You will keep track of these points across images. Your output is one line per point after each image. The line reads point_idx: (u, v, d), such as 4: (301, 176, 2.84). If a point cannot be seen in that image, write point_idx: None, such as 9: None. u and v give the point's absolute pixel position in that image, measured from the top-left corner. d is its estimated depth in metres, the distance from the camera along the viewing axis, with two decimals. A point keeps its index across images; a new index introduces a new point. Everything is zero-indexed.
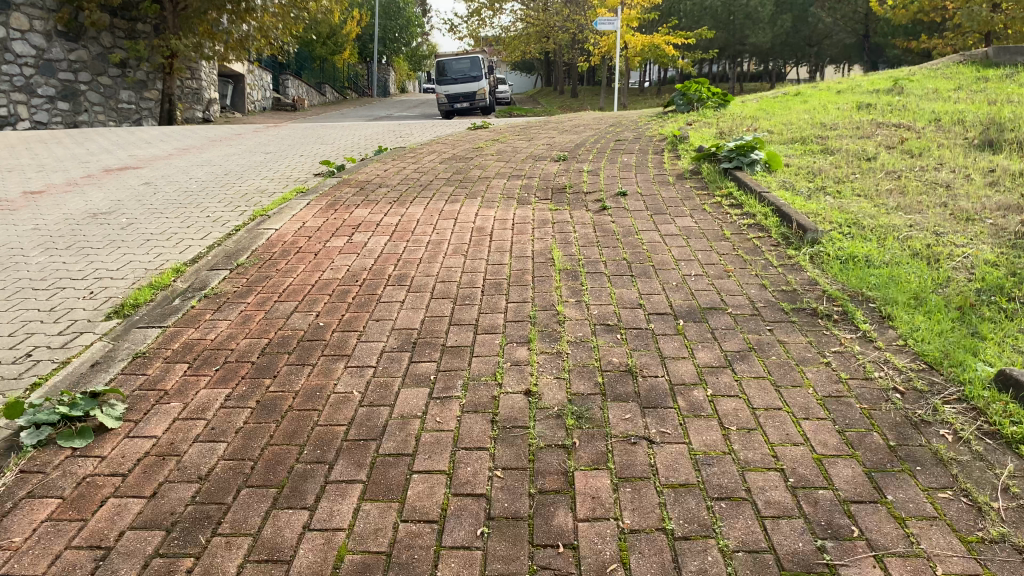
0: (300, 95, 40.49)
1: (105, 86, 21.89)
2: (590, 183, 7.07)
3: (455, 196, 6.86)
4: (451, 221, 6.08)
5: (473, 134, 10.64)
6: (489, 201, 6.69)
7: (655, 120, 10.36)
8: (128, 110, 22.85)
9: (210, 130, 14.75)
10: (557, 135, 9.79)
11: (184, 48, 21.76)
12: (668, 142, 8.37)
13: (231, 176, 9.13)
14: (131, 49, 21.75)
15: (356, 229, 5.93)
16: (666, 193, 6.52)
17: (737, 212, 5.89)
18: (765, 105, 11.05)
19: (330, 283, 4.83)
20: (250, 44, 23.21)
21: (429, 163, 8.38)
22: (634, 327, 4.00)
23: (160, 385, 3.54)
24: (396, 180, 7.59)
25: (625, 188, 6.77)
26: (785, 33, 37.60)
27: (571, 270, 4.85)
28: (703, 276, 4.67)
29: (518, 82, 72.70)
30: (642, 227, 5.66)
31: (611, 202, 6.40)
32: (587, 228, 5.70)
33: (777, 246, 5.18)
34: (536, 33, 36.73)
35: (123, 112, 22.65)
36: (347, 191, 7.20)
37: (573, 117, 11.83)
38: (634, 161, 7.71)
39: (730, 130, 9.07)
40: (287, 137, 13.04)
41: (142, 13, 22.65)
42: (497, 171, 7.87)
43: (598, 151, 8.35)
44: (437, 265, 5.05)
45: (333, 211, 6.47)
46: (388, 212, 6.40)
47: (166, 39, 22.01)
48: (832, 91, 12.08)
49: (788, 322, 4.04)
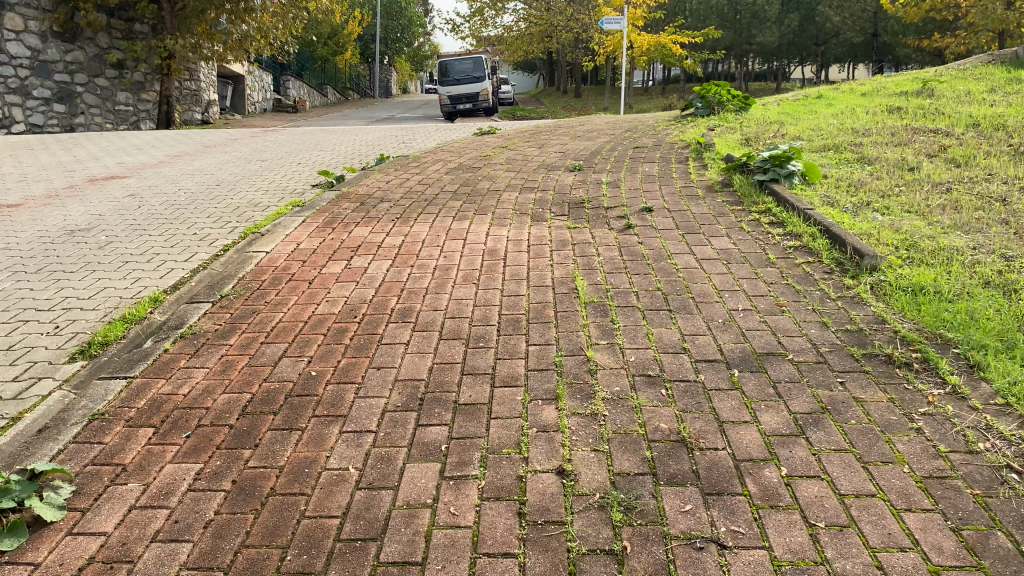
0: (301, 96, 39.97)
1: (102, 87, 21.33)
2: (610, 196, 6.47)
3: (463, 212, 6.26)
4: (460, 241, 5.48)
5: (481, 140, 10.02)
6: (501, 217, 6.09)
7: (674, 125, 9.74)
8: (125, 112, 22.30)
9: (205, 134, 14.15)
10: (570, 142, 9.18)
11: (181, 48, 21.20)
12: (692, 150, 7.76)
13: (223, 187, 8.51)
14: (128, 50, 21.20)
15: (355, 252, 5.33)
16: (696, 209, 5.92)
17: (780, 232, 5.28)
18: (788, 108, 10.44)
19: (324, 318, 4.22)
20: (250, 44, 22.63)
21: (434, 174, 7.78)
22: (681, 379, 3.40)
23: (118, 459, 2.94)
24: (399, 194, 6.99)
25: (651, 203, 6.15)
26: (793, 32, 36.94)
27: (600, 303, 4.24)
28: (752, 312, 4.07)
29: (521, 82, 72.12)
30: (674, 249, 5.06)
31: (636, 219, 5.79)
32: (612, 251, 5.10)
33: (831, 274, 4.57)
34: (540, 32, 36.14)
35: (120, 114, 22.11)
36: (346, 207, 6.59)
37: (585, 122, 11.20)
38: (656, 172, 7.11)
39: (756, 137, 8.46)
40: (285, 143, 12.43)
41: (140, 14, 22.10)
42: (507, 183, 7.27)
43: (616, 160, 7.74)
44: (446, 296, 4.43)
45: (330, 230, 5.87)
46: (390, 231, 5.78)
47: (163, 39, 21.46)
48: (857, 93, 11.46)
49: (861, 373, 3.44)
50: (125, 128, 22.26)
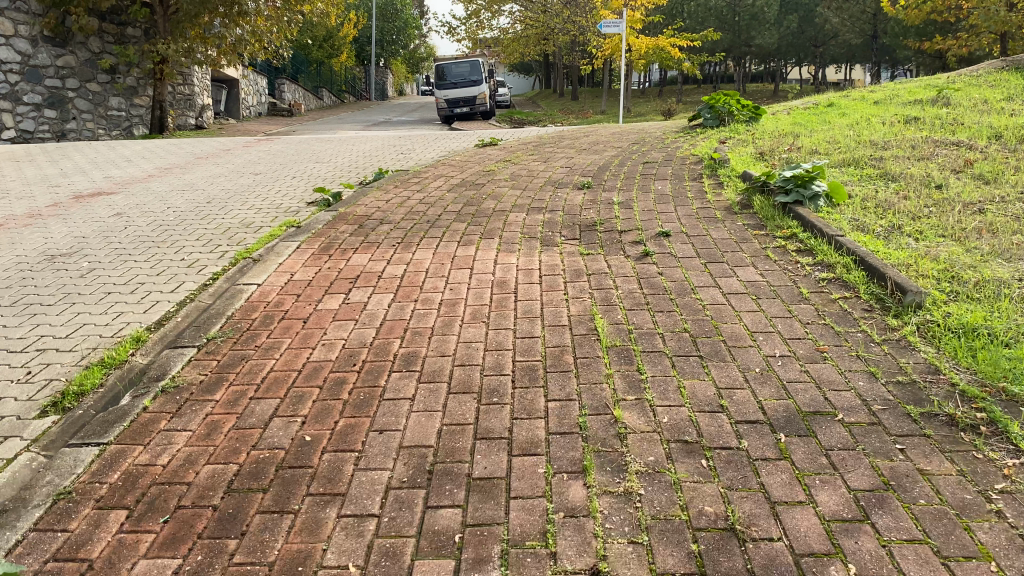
0: (296, 99, 39.57)
1: (94, 92, 20.94)
2: (624, 218, 6.10)
3: (468, 236, 5.89)
4: (466, 271, 5.10)
5: (483, 153, 9.63)
6: (508, 243, 5.71)
7: (683, 137, 9.37)
8: (119, 117, 21.86)
9: (197, 143, 13.75)
10: (576, 155, 8.80)
11: (173, 53, 20.76)
12: (706, 166, 7.39)
13: (214, 205, 8.13)
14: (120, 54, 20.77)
15: (353, 284, 4.94)
16: (717, 234, 5.55)
17: (810, 262, 4.91)
18: (800, 118, 10.08)
19: (321, 366, 3.84)
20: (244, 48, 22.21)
21: (434, 191, 7.41)
22: (721, 445, 3.03)
23: (84, 553, 2.57)
24: (398, 214, 6.61)
25: (668, 226, 5.78)
26: (792, 33, 36.58)
27: (623, 347, 3.87)
28: (791, 359, 3.70)
29: (518, 84, 71.78)
30: (698, 282, 4.68)
31: (653, 245, 5.43)
32: (631, 283, 4.73)
33: (871, 312, 4.20)
34: (537, 35, 35.77)
35: (114, 119, 21.68)
36: (343, 230, 6.20)
37: (590, 133, 10.82)
38: (670, 190, 6.74)
39: (772, 152, 8.09)
40: (279, 154, 12.04)
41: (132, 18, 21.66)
42: (512, 202, 6.89)
43: (626, 177, 7.37)
44: (453, 339, 4.05)
45: (326, 257, 5.50)
46: (390, 259, 5.40)
47: (155, 43, 21.00)
48: (869, 101, 11.10)
49: (922, 437, 3.07)
50: (118, 134, 21.85)
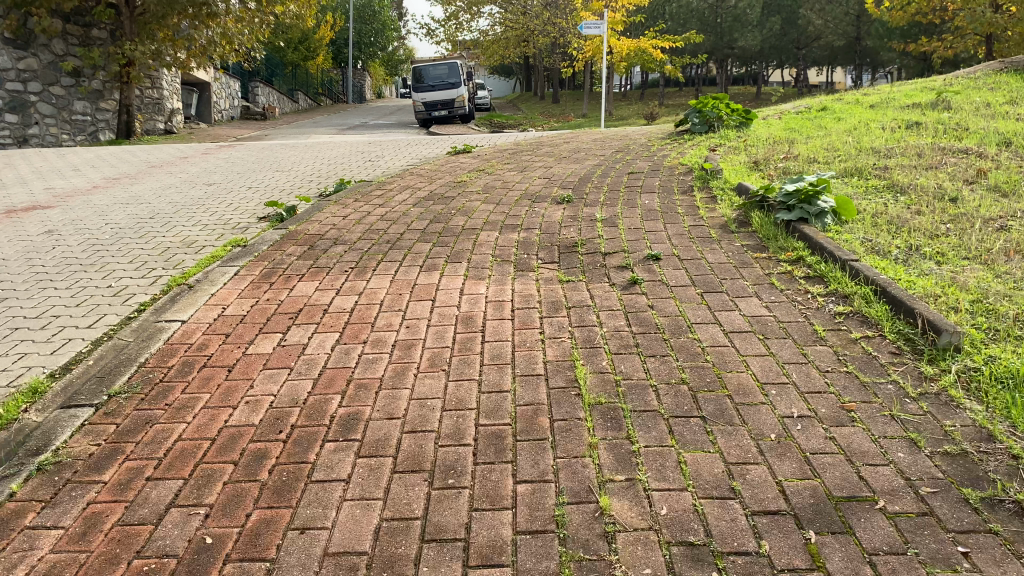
0: (270, 102, 38.79)
1: (57, 96, 20.33)
2: (607, 238, 5.44)
3: (432, 260, 5.21)
4: (427, 303, 4.42)
5: (455, 162, 8.95)
6: (477, 268, 5.04)
7: (670, 144, 8.75)
8: (83, 122, 20.95)
9: (154, 151, 12.99)
10: (555, 164, 8.14)
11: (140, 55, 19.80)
12: (696, 177, 6.75)
13: (157, 221, 7.40)
14: (84, 56, 19.93)
15: (294, 320, 4.25)
16: (714, 258, 4.90)
17: (821, 292, 4.29)
18: (793, 124, 9.49)
19: (241, 433, 3.15)
20: (214, 51, 21.22)
21: (399, 206, 6.73)
22: (736, 549, 2.37)
23: None
24: (356, 233, 5.92)
25: (658, 248, 5.12)
26: (774, 36, 36.19)
27: (609, 406, 3.20)
28: (812, 423, 3.04)
29: (498, 87, 71.12)
30: (694, 318, 4.03)
31: (641, 270, 4.78)
32: (617, 319, 4.08)
33: (899, 357, 3.56)
34: (516, 37, 35.14)
35: (78, 124, 20.81)
36: (291, 252, 5.50)
37: (570, 139, 10.15)
38: (658, 205, 6.09)
39: (766, 161, 7.48)
40: (238, 161, 11.31)
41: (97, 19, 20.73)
42: (484, 218, 6.22)
43: (610, 189, 6.71)
44: (404, 395, 3.37)
45: (268, 286, 4.80)
46: (341, 288, 4.72)
47: (121, 45, 20.07)
48: (864, 106, 10.53)
49: (989, 535, 2.41)
50: (83, 140, 20.99)
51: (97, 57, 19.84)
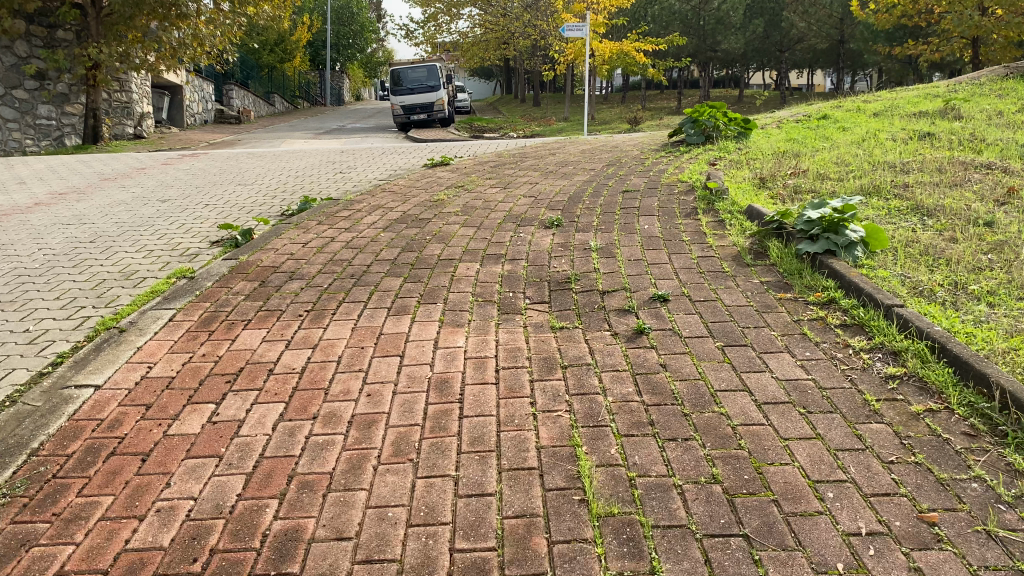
0: (246, 106, 37.91)
1: (20, 99, 19.71)
2: (605, 272, 4.73)
3: (403, 300, 4.48)
4: (394, 361, 3.69)
5: (431, 176, 8.21)
6: (455, 311, 4.31)
7: (665, 156, 8.07)
8: (48, 126, 20.41)
9: (111, 161, 12.17)
10: (541, 180, 7.43)
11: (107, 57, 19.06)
12: (699, 197, 6.06)
13: (96, 247, 6.62)
14: (48, 58, 19.28)
15: (233, 389, 3.49)
16: (731, 299, 4.19)
17: (865, 346, 3.60)
18: (795, 135, 8.84)
19: (140, 563, 2.40)
20: (184, 52, 20.60)
21: (367, 231, 5.98)
22: None
23: None
24: (316, 265, 5.18)
25: (664, 286, 4.42)
26: (759, 38, 35.67)
27: (624, 518, 2.48)
28: (889, 546, 2.34)
29: (478, 90, 70.42)
30: (718, 384, 3.31)
31: (648, 315, 4.07)
32: (625, 383, 3.36)
33: (978, 440, 2.86)
34: (496, 39, 34.39)
35: (42, 128, 20.24)
36: (239, 290, 4.75)
37: (556, 150, 9.43)
38: (659, 232, 5.38)
39: (772, 178, 6.80)
40: (199, 174, 10.52)
41: (61, 20, 19.97)
42: (462, 245, 5.49)
43: (604, 211, 6.00)
44: (359, 501, 2.63)
45: (206, 337, 4.05)
46: (293, 340, 3.99)
47: (86, 47, 19.23)
48: (868, 114, 9.87)
49: None
50: (47, 144, 20.43)
51: (61, 59, 19.12)
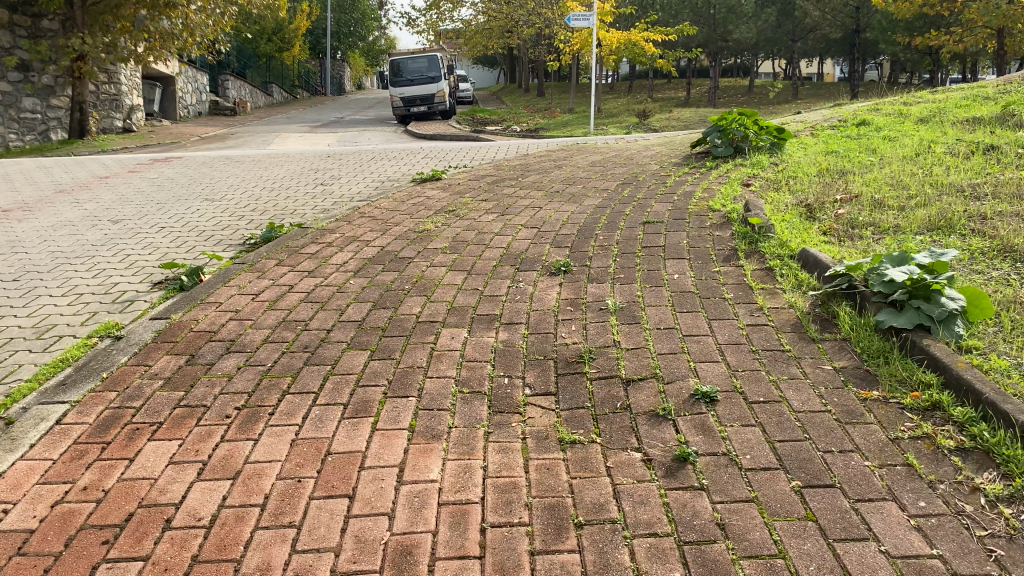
0: (243, 96, 36.98)
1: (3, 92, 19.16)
2: (627, 347, 3.68)
3: (364, 390, 3.43)
4: (342, 507, 2.64)
5: (419, 196, 7.15)
6: (431, 409, 3.26)
7: (689, 172, 7.02)
8: (32, 120, 19.89)
9: (76, 168, 11.15)
10: (544, 204, 6.38)
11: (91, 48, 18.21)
12: (738, 234, 5.00)
13: (16, 288, 5.59)
14: (30, 49, 18.70)
15: (108, 559, 2.46)
16: (801, 402, 3.14)
17: (1004, 494, 2.53)
18: (835, 146, 7.77)
19: None
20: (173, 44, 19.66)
21: (335, 275, 4.93)
22: None
23: None
24: (263, 329, 4.13)
25: (708, 376, 3.37)
26: (772, 27, 34.38)
27: None
28: None
29: (481, 78, 69.47)
30: (804, 568, 2.27)
31: (690, 425, 3.02)
32: (667, 561, 2.32)
33: None
34: (500, 27, 33.23)
35: (26, 122, 19.72)
36: (160, 371, 3.72)
37: (562, 160, 8.36)
38: (694, 285, 4.33)
39: (819, 205, 5.74)
40: (165, 185, 9.47)
41: (45, 9, 19.41)
42: (446, 299, 4.44)
43: (621, 252, 4.94)
44: None
45: (96, 457, 3.02)
46: (210, 464, 2.94)
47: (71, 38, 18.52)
48: (915, 120, 8.75)
49: None
50: (33, 139, 19.96)
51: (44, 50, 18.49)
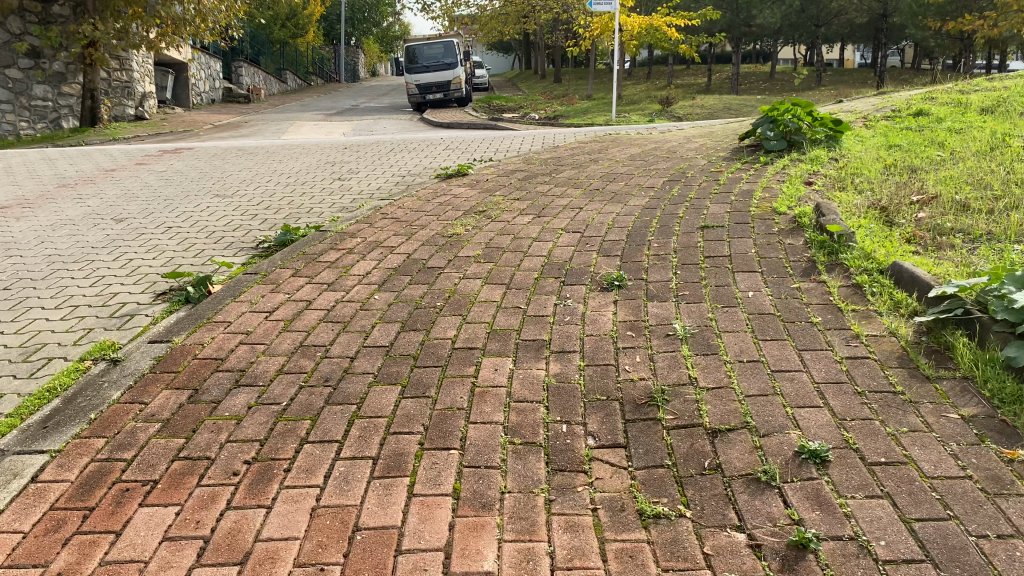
0: (256, 83, 36.47)
1: (13, 79, 18.77)
2: (707, 387, 3.10)
3: (398, 439, 2.88)
4: None
5: (446, 194, 6.59)
6: (478, 466, 2.71)
7: (741, 167, 6.43)
8: (43, 108, 19.49)
9: (82, 159, 10.65)
10: (584, 204, 5.80)
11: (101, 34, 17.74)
12: (813, 243, 4.41)
13: (6, 299, 5.07)
14: (41, 36, 18.27)
15: None
16: (934, 466, 2.56)
17: None
18: (897, 139, 7.15)
19: None
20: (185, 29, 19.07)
21: (357, 288, 4.38)
22: None
23: None
24: (277, 356, 3.58)
25: (812, 429, 2.79)
26: (796, 12, 33.51)
27: None
28: None
29: (496, 64, 68.74)
30: None
31: (800, 497, 2.46)
32: None
33: None
34: (518, 12, 32.50)
35: (37, 110, 19.34)
36: (158, 410, 3.19)
37: (598, 154, 7.78)
38: (774, 306, 3.75)
39: (896, 206, 5.13)
40: (174, 179, 8.95)
41: None
42: (486, 319, 3.87)
43: (682, 263, 4.35)
44: None
45: (75, 530, 2.49)
46: (212, 541, 2.40)
47: (82, 24, 18.07)
48: (979, 111, 8.09)
49: None
50: (44, 127, 19.59)
51: (54, 37, 18.05)
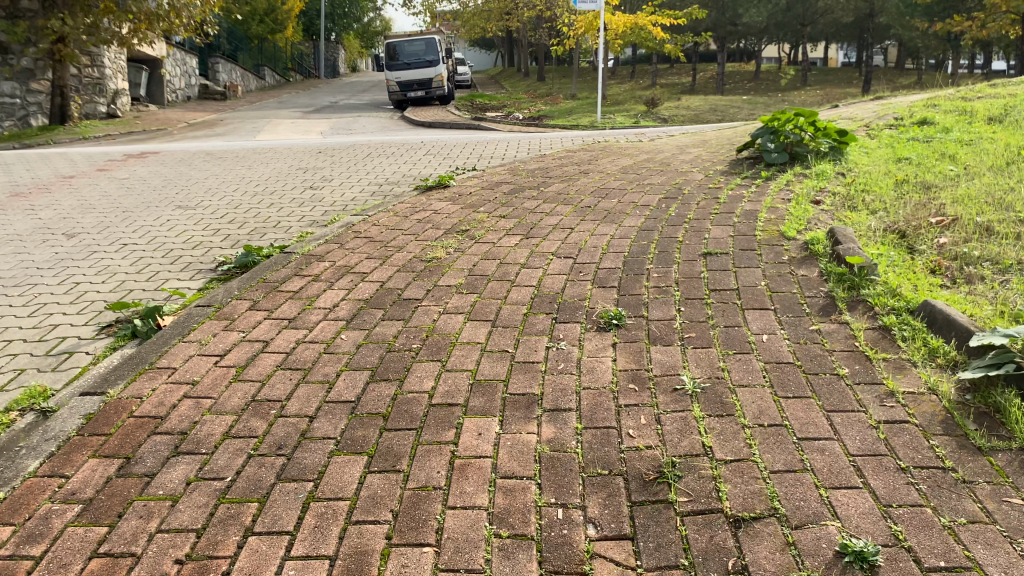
0: (234, 80, 35.74)
1: None
2: (725, 459, 2.66)
3: (362, 529, 2.42)
4: None
5: (425, 209, 6.12)
6: (457, 569, 2.25)
7: (741, 183, 6.01)
8: (11, 105, 18.87)
9: (40, 164, 10.10)
10: (574, 225, 5.36)
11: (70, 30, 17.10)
12: (832, 276, 3.99)
13: None
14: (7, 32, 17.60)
15: None
16: (1004, 573, 2.13)
17: None
18: (904, 152, 6.75)
19: None
20: (161, 25, 18.47)
21: (323, 325, 3.91)
22: None
23: None
24: (225, 415, 3.11)
25: (853, 520, 2.35)
26: (781, 11, 33.24)
27: None
28: None
29: (479, 61, 68.28)
30: None
31: None
32: None
33: None
34: (500, 9, 31.98)
35: (4, 107, 18.70)
36: (80, 487, 2.71)
37: (587, 165, 7.34)
38: (794, 354, 3.31)
39: (915, 230, 4.73)
40: (135, 188, 8.43)
41: None
42: (467, 365, 3.41)
43: (685, 298, 3.91)
44: None
45: None
46: None
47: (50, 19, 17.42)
48: (985, 120, 7.72)
49: None
50: (12, 125, 18.99)
51: (22, 32, 17.39)
